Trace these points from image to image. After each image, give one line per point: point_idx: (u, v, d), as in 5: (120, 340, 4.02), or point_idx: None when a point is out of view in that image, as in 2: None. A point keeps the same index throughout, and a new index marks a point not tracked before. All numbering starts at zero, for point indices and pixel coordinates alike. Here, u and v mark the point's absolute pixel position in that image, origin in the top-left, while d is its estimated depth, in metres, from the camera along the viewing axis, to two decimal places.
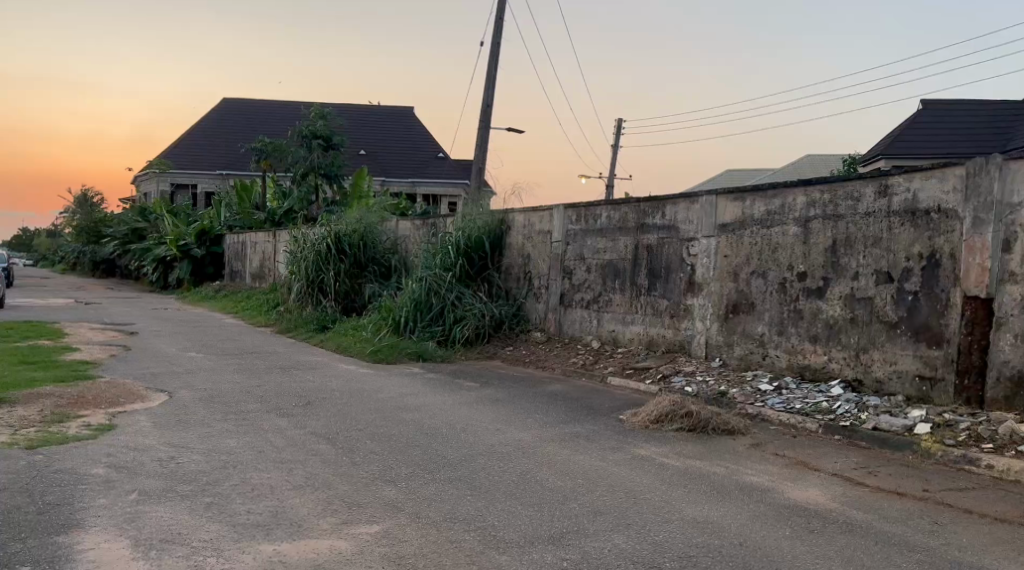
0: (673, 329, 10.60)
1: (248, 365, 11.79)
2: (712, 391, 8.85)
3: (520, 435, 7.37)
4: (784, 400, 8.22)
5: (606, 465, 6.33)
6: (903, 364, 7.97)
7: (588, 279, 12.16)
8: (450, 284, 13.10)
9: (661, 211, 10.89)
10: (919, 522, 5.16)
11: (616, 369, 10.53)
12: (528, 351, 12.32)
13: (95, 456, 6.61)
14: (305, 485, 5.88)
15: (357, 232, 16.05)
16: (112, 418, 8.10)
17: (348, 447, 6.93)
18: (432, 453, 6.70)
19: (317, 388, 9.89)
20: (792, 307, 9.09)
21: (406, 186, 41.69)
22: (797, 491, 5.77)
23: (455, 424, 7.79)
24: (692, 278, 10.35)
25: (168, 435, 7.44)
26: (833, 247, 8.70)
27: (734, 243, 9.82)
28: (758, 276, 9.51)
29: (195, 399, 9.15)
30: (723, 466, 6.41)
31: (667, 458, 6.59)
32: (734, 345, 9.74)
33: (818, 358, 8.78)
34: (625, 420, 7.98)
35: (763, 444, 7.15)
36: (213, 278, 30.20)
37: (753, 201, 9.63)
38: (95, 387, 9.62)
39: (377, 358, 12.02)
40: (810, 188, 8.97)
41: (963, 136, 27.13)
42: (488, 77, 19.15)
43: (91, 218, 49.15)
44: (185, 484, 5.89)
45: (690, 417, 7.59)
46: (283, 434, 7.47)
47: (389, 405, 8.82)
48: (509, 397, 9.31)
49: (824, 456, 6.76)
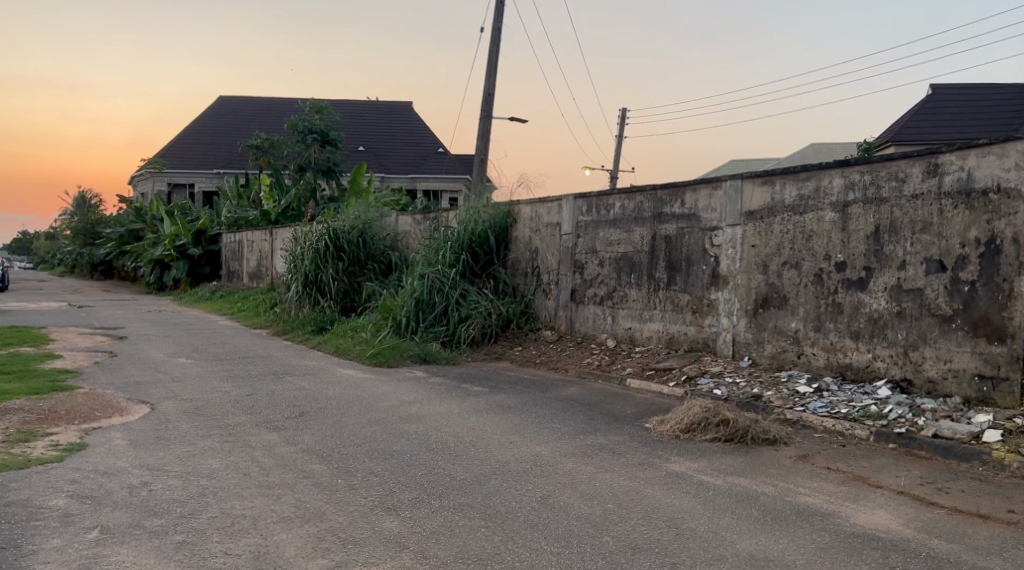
0: (696, 326, 9.79)
1: (238, 371, 11.00)
2: (745, 394, 8.05)
3: (536, 449, 6.59)
4: (828, 404, 7.43)
5: (638, 485, 5.55)
6: (959, 363, 7.19)
7: (601, 273, 11.36)
8: (453, 281, 12.29)
9: (680, 198, 10.08)
10: (1016, 553, 4.40)
11: (635, 370, 9.75)
12: (538, 352, 11.53)
13: (57, 483, 5.83)
14: (294, 517, 5.10)
15: (356, 229, 15.28)
16: (84, 436, 7.32)
17: (345, 467, 6.15)
18: (439, 473, 5.92)
19: (312, 396, 9.13)
20: (829, 300, 8.30)
21: (406, 182, 40.83)
22: (863, 515, 4.99)
23: (464, 437, 7.03)
24: (716, 270, 9.55)
25: (143, 455, 6.66)
26: (876, 234, 7.91)
27: (763, 231, 9.02)
28: (790, 267, 8.71)
29: (179, 412, 8.38)
30: (771, 483, 5.62)
31: (706, 475, 5.80)
32: (765, 342, 8.95)
33: (861, 356, 7.99)
34: (652, 429, 7.19)
35: (811, 455, 6.37)
36: (211, 278, 29.54)
37: (783, 186, 8.83)
38: (71, 400, 8.84)
39: (377, 361, 11.23)
40: (848, 168, 8.18)
41: (975, 121, 26.39)
42: (489, 64, 18.38)
43: (87, 220, 48.36)
44: (155, 518, 5.12)
45: (725, 425, 6.80)
46: (272, 452, 6.69)
47: (390, 415, 8.04)
48: (521, 403, 8.54)
49: (883, 470, 5.96)
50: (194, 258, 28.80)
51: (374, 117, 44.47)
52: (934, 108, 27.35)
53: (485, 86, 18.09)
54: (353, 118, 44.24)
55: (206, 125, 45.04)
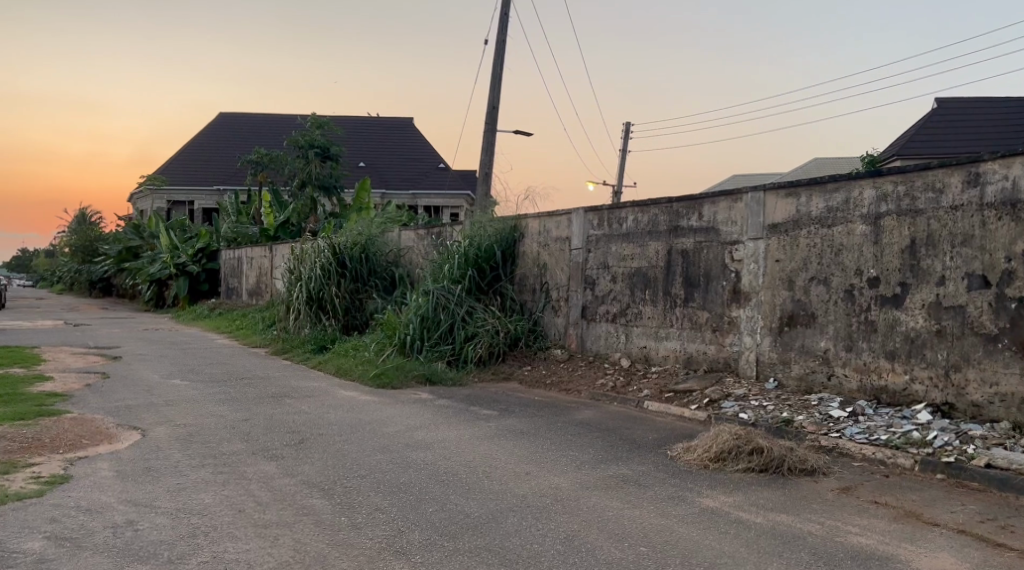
0: (716, 345, 9.30)
1: (236, 393, 10.49)
2: (774, 419, 7.56)
3: (556, 480, 6.09)
4: (865, 430, 6.94)
5: (671, 524, 5.06)
6: (1007, 385, 6.70)
7: (614, 290, 10.89)
8: (459, 297, 11.80)
9: (698, 211, 9.62)
10: None
11: (653, 392, 9.25)
12: (548, 372, 11.03)
13: (33, 523, 5.33)
14: (293, 563, 4.61)
15: (358, 245, 14.81)
16: (68, 467, 6.82)
17: (348, 503, 5.65)
18: (451, 510, 5.42)
19: (312, 420, 8.62)
20: (862, 318, 7.83)
21: (407, 198, 40.34)
22: (925, 559, 4.50)
23: (475, 467, 6.53)
24: (737, 286, 9.08)
25: (130, 489, 6.16)
26: (912, 247, 7.45)
27: (787, 245, 8.55)
28: (819, 283, 8.24)
29: (171, 439, 7.87)
30: (817, 521, 5.12)
31: (744, 511, 5.31)
32: (792, 363, 8.47)
33: (897, 378, 7.50)
34: (677, 457, 6.69)
35: (854, 488, 5.87)
36: (210, 295, 29.02)
37: (809, 197, 8.37)
38: (57, 426, 8.33)
39: (380, 382, 10.74)
40: (880, 178, 7.72)
41: (983, 134, 26.04)
42: (493, 76, 17.98)
43: (86, 238, 47.86)
44: (139, 564, 4.64)
45: (759, 454, 6.31)
46: (270, 486, 6.18)
47: (397, 442, 7.53)
48: (534, 428, 8.04)
49: (935, 504, 5.46)
50: (193, 275, 28.30)
51: (375, 132, 44.15)
52: (942, 121, 26.99)
53: (488, 100, 17.69)
54: (354, 134, 43.90)
55: (206, 141, 44.69)
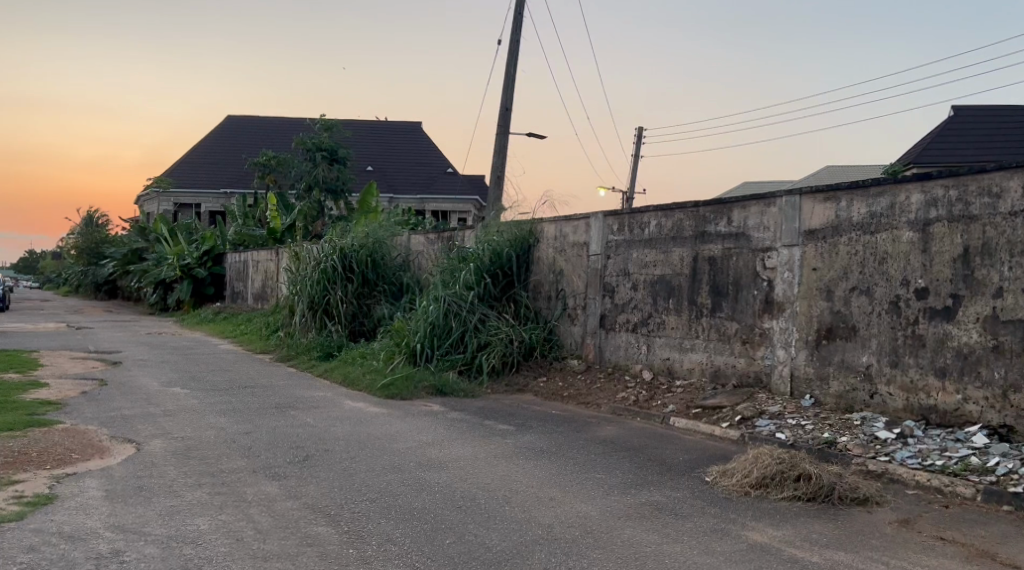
0: (746, 358, 8.76)
1: (237, 403, 9.97)
2: (815, 440, 7.02)
3: (584, 508, 5.56)
4: (918, 454, 6.40)
5: (716, 564, 4.52)
6: None
7: (635, 298, 10.36)
8: (472, 305, 11.28)
9: (727, 216, 9.08)
10: None
11: (680, 407, 8.73)
12: (565, 383, 10.50)
13: (8, 552, 4.81)
14: None
15: (366, 248, 14.28)
16: (54, 485, 6.31)
17: (357, 532, 5.13)
18: (471, 542, 4.90)
19: (318, 435, 8.10)
20: (908, 332, 7.29)
21: (415, 202, 39.87)
22: None
23: (495, 490, 6.01)
24: (770, 296, 8.54)
25: (118, 512, 5.64)
26: (965, 256, 6.90)
27: (826, 253, 8.02)
28: (860, 293, 7.71)
29: (167, 454, 7.35)
30: (882, 561, 4.58)
31: (796, 547, 4.78)
32: (830, 379, 7.94)
33: (948, 397, 6.97)
34: (714, 481, 6.15)
35: (914, 520, 5.34)
36: (216, 299, 28.51)
37: (849, 202, 7.84)
38: (48, 438, 7.81)
39: (389, 393, 10.23)
40: (930, 182, 7.18)
41: (1003, 143, 25.45)
42: (507, 79, 17.48)
43: (94, 239, 47.61)
44: None
45: (807, 481, 5.77)
46: (271, 510, 5.66)
47: (408, 460, 7.02)
48: (555, 446, 7.51)
49: (1009, 542, 4.92)
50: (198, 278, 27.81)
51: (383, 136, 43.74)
52: (959, 130, 26.43)
53: (501, 101, 17.18)
54: (362, 138, 43.50)
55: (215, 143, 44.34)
